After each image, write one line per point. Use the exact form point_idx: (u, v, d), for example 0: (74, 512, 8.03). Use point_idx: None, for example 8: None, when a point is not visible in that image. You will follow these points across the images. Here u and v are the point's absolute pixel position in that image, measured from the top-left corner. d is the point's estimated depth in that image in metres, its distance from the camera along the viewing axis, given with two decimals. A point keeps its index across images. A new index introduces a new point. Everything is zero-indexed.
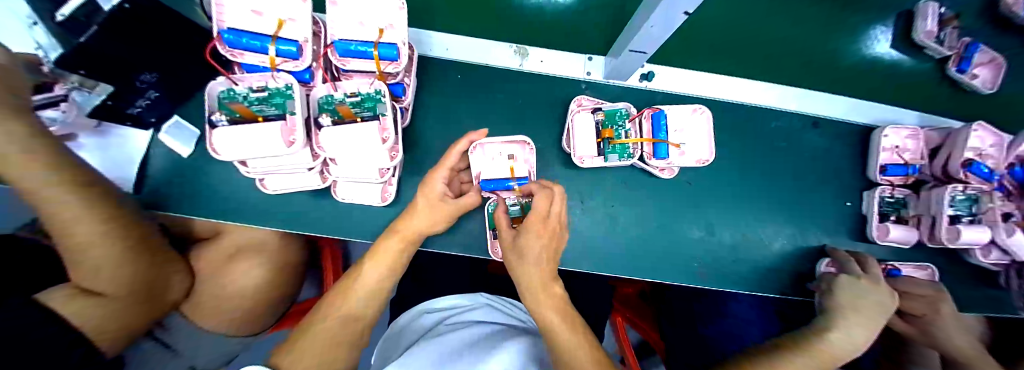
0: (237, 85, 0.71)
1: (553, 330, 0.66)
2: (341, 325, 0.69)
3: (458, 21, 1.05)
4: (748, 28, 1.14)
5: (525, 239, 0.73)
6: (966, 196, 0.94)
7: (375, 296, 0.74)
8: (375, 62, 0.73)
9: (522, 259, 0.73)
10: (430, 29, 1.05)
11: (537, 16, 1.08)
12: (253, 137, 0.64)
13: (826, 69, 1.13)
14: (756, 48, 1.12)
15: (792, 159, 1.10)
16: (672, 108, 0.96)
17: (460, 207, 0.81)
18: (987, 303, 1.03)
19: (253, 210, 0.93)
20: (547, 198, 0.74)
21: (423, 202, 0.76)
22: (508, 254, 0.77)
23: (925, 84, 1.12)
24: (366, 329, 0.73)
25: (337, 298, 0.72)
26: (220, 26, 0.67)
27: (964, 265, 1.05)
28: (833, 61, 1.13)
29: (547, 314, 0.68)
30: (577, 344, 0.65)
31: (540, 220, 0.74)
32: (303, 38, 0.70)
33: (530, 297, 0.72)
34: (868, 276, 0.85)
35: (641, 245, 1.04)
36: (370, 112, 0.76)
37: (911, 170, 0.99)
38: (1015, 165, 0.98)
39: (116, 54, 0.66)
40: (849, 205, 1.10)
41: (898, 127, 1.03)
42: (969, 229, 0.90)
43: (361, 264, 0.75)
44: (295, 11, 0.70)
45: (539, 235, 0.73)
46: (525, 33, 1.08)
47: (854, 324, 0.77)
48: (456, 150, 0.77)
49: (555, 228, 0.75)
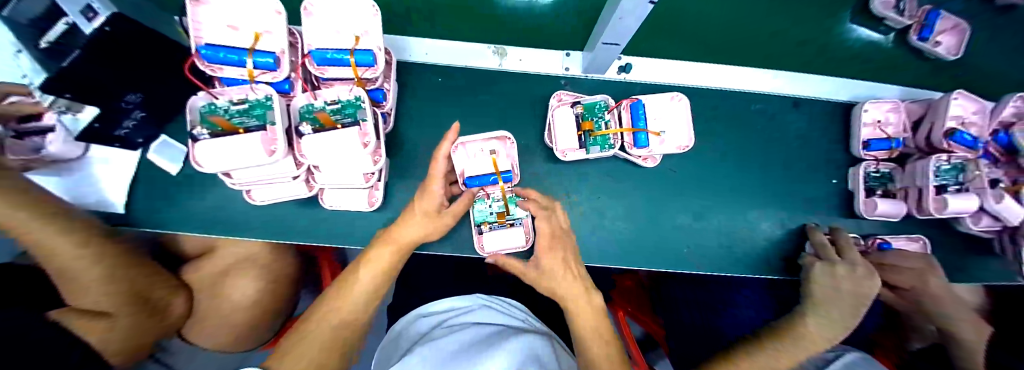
0: (218, 99, 0.72)
1: (582, 337, 0.78)
2: (332, 331, 0.69)
3: (459, 21, 1.01)
4: (748, 28, 1.03)
5: (546, 260, 0.85)
6: (952, 165, 0.94)
7: (371, 304, 0.75)
8: (352, 68, 0.75)
9: (550, 278, 0.83)
10: (431, 32, 1.03)
11: (524, 19, 1.01)
12: (235, 149, 0.66)
13: (829, 65, 1.10)
14: (755, 49, 1.07)
15: (775, 141, 1.11)
16: (649, 97, 0.97)
17: (460, 208, 0.84)
18: (982, 271, 1.02)
19: (241, 223, 0.94)
20: (546, 218, 0.85)
21: (418, 211, 0.77)
22: (537, 281, 0.86)
23: (925, 79, 1.12)
24: (355, 330, 0.73)
25: (326, 302, 0.72)
26: (198, 43, 0.69)
27: (956, 234, 1.04)
28: (835, 59, 1.09)
29: (584, 325, 0.79)
30: (604, 356, 0.73)
31: (549, 236, 0.86)
32: (279, 50, 0.72)
33: (575, 308, 0.81)
34: (843, 262, 0.86)
35: (635, 238, 1.04)
36: (350, 118, 0.77)
37: (893, 144, 1.00)
38: (999, 131, 0.98)
39: (103, 80, 0.70)
40: (835, 183, 1.10)
41: (878, 102, 1.03)
42: (956, 198, 0.90)
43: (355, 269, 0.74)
44: (271, 24, 0.72)
45: (552, 252, 0.85)
46: (524, 34, 1.04)
47: (818, 324, 0.80)
48: (442, 158, 0.72)
49: (566, 243, 0.87)
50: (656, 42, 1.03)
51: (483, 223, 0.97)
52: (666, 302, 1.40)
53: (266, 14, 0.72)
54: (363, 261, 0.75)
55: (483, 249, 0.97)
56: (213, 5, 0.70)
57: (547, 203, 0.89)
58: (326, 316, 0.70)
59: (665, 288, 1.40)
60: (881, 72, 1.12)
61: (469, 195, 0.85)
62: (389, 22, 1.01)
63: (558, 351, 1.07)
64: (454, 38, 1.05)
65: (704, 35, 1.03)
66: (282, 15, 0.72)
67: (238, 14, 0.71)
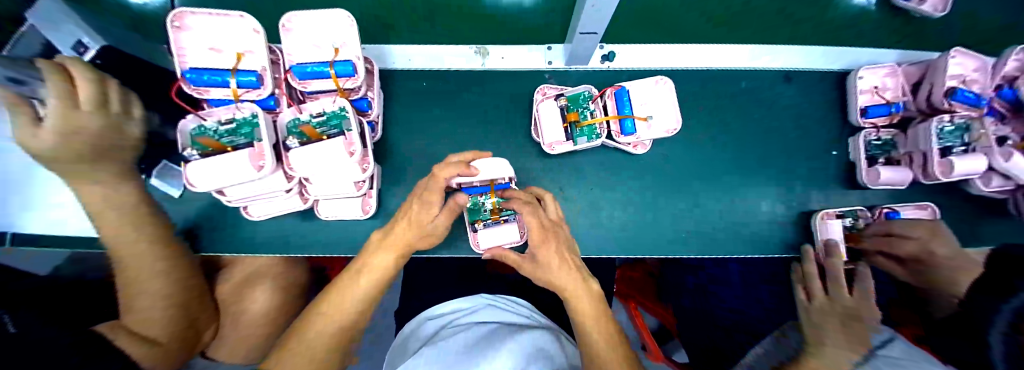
0: (206, 121, 0.75)
1: (587, 333, 0.76)
2: (327, 337, 0.66)
3: (458, 21, 0.96)
4: (754, 25, 1.00)
5: (543, 254, 0.83)
6: (955, 126, 0.91)
7: (363, 312, 0.73)
8: (333, 80, 0.78)
9: (549, 272, 0.82)
10: (430, 32, 0.99)
11: (524, 20, 0.97)
12: (224, 168, 0.68)
13: (836, 47, 1.06)
14: (758, 38, 1.04)
15: (768, 117, 1.09)
16: (634, 83, 0.97)
17: (449, 215, 0.82)
18: (996, 233, 0.99)
19: (243, 240, 0.96)
20: (533, 212, 0.85)
21: (416, 204, 0.75)
22: (536, 276, 0.85)
23: (932, 34, 1.05)
24: (351, 336, 0.71)
25: (318, 305, 0.70)
26: (183, 67, 0.72)
27: (964, 197, 1.01)
28: (844, 40, 1.05)
29: (587, 323, 0.77)
30: (611, 357, 0.71)
31: (542, 230, 0.86)
32: (261, 67, 0.74)
33: (572, 297, 0.80)
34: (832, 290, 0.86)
35: (632, 235, 1.03)
36: (336, 129, 0.79)
37: (893, 108, 0.97)
38: (1003, 87, 0.94)
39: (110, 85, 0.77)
40: (835, 155, 1.07)
41: (875, 67, 1.01)
42: (962, 160, 0.87)
43: (352, 274, 0.73)
44: (251, 43, 0.74)
45: (551, 246, 0.84)
46: (524, 34, 1.01)
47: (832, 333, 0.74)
48: (442, 181, 0.73)
49: (561, 236, 0.87)
50: (648, 34, 1.01)
51: (478, 221, 0.97)
52: (668, 288, 1.41)
53: (244, 33, 0.74)
54: (361, 264, 0.74)
55: (480, 247, 0.98)
56: (192, 30, 0.72)
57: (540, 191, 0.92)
58: (320, 322, 0.67)
59: (665, 274, 1.42)
60: (891, 34, 1.05)
61: (458, 202, 0.82)
62: (386, 23, 0.96)
63: (566, 348, 1.06)
64: (453, 37, 1.01)
65: (696, 34, 1.02)
66: (259, 34, 0.74)
67: (218, 37, 0.73)
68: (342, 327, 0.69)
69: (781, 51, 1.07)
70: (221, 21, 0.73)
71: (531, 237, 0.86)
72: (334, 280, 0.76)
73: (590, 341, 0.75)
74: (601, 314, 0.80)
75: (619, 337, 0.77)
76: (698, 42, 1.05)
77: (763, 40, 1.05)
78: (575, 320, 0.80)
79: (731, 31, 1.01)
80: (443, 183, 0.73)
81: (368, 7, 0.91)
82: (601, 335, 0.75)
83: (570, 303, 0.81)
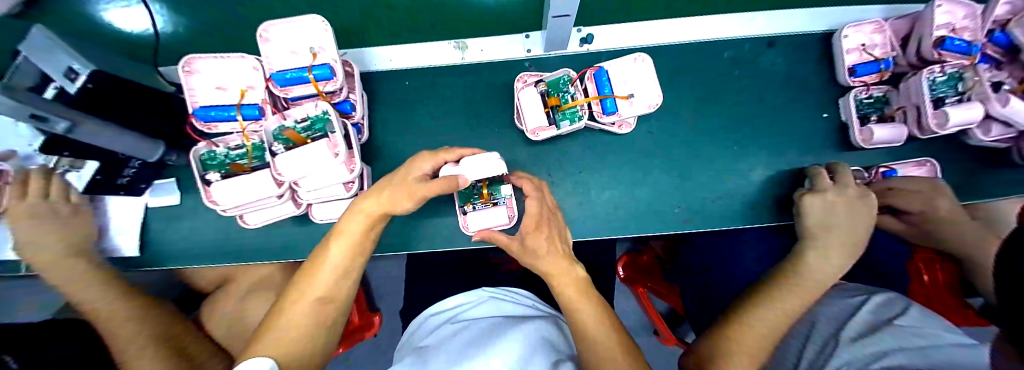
0: (216, 147, 0.87)
1: (584, 318, 0.76)
2: (306, 313, 0.70)
3: (459, 21, 0.99)
4: (755, 14, 1.05)
5: (533, 241, 0.83)
6: (948, 75, 0.88)
7: (342, 278, 0.75)
8: (313, 84, 0.80)
9: (538, 258, 0.82)
10: (431, 33, 1.02)
11: (518, 20, 1.00)
12: (246, 186, 0.80)
13: (822, 9, 1.04)
14: (768, 12, 1.05)
15: (753, 84, 1.07)
16: (613, 62, 0.98)
17: (437, 190, 0.76)
18: (997, 185, 0.97)
19: (245, 250, 1.00)
20: (536, 198, 0.84)
21: (398, 179, 0.76)
22: (525, 259, 0.84)
23: None
24: (332, 313, 0.75)
25: (298, 285, 0.73)
26: (194, 105, 0.85)
27: (966, 149, 0.98)
28: (832, 7, 1.04)
29: (582, 308, 0.77)
30: (609, 342, 0.72)
31: (533, 226, 0.84)
32: (261, 100, 0.87)
33: (555, 279, 0.81)
34: (835, 189, 0.86)
35: (627, 224, 1.02)
36: (320, 133, 0.83)
37: (882, 65, 0.95)
38: (994, 31, 0.91)
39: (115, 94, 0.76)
40: (826, 117, 1.05)
41: (861, 25, 0.99)
42: (957, 110, 0.84)
43: (327, 245, 0.74)
44: (251, 79, 0.87)
45: (538, 233, 0.83)
46: (517, 29, 1.04)
47: (823, 265, 0.80)
48: (440, 159, 0.80)
49: (549, 218, 0.87)
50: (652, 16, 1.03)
51: (467, 204, 0.99)
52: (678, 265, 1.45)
53: (245, 71, 0.87)
54: (324, 246, 0.75)
55: (470, 229, 0.99)
56: (201, 73, 0.85)
57: (534, 179, 0.92)
58: (292, 309, 0.70)
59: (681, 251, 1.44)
60: None
61: (458, 179, 0.76)
62: (387, 24, 0.97)
63: (568, 335, 1.06)
64: (453, 36, 1.03)
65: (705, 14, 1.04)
66: (245, 63, 0.87)
67: (223, 77, 0.86)
68: (318, 303, 0.72)
69: (781, 33, 1.06)
70: (226, 63, 0.86)
71: (524, 223, 0.85)
72: (299, 271, 0.76)
73: (578, 315, 0.77)
74: (591, 295, 0.80)
75: (610, 315, 0.78)
76: (701, 15, 1.04)
77: (754, 10, 1.04)
78: (566, 307, 0.80)
79: (742, 15, 1.04)
80: (442, 161, 0.80)
81: (367, 7, 0.91)
82: (593, 314, 0.76)
83: (556, 290, 0.82)
